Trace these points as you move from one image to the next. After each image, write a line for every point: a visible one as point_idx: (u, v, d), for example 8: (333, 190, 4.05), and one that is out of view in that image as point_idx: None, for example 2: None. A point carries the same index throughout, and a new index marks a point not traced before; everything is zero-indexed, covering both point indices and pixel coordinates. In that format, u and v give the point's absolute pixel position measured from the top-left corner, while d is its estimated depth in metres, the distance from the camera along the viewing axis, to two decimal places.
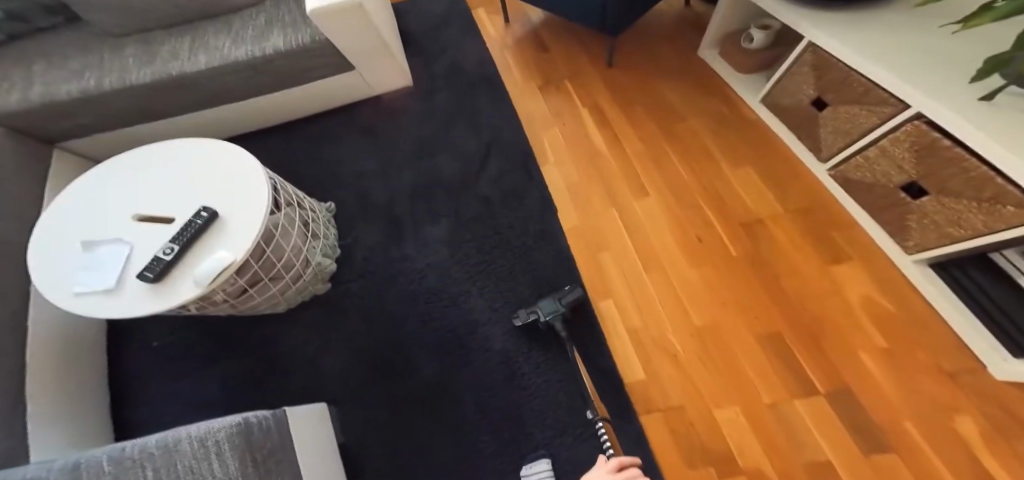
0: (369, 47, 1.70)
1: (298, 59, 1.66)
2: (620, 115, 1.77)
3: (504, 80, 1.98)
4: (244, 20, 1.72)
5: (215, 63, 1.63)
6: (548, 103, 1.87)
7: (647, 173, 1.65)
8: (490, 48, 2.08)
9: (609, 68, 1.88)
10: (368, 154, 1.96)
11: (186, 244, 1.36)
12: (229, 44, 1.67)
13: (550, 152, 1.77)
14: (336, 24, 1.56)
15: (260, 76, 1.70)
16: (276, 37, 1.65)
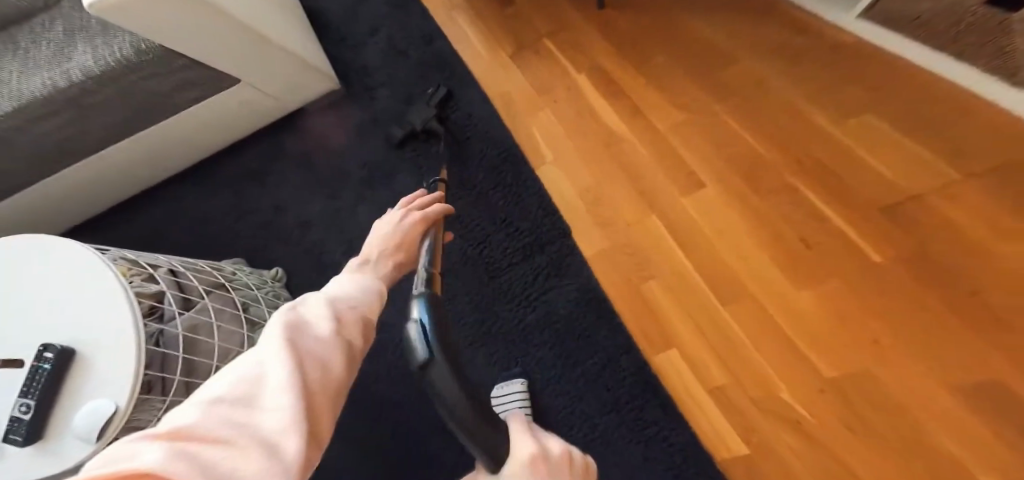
0: (230, 44, 1.13)
1: (128, 83, 1.11)
2: (632, 73, 1.25)
3: (461, 56, 1.45)
4: (35, 34, 1.18)
5: (3, 107, 1.07)
6: (528, 74, 1.34)
7: (700, 153, 1.14)
8: (436, 19, 1.55)
9: (604, 13, 1.35)
10: (309, 191, 1.45)
11: (47, 386, 0.80)
12: (18, 73, 1.11)
13: (547, 146, 1.26)
14: (149, 24, 0.98)
15: (89, 116, 1.13)
16: (82, 54, 1.09)
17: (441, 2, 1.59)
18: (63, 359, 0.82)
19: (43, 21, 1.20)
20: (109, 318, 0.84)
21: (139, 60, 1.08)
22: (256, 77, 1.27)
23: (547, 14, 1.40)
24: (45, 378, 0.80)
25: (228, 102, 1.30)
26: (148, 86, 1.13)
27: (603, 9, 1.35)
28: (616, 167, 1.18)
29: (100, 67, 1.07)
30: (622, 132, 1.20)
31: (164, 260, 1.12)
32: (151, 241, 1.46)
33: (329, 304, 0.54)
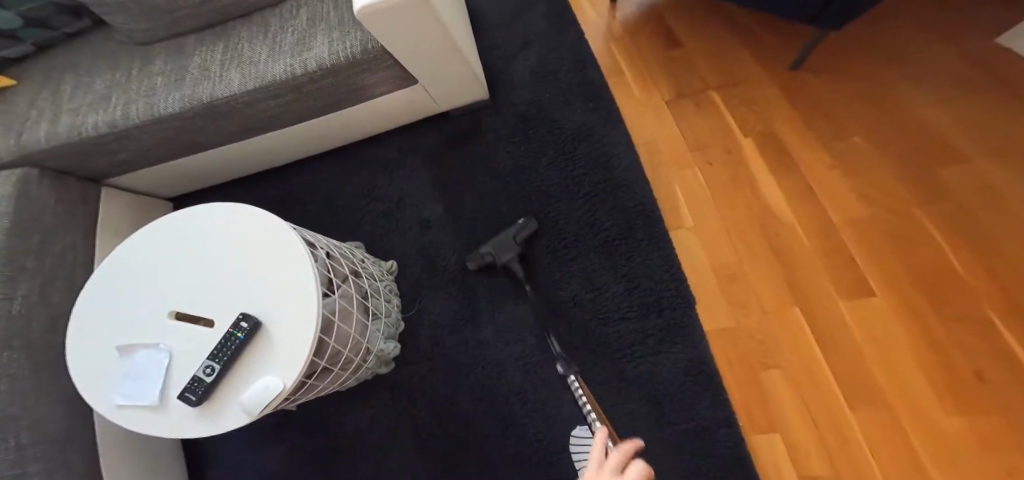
0: (439, 54, 1.21)
1: (345, 76, 1.22)
2: (819, 150, 1.12)
3: (611, 90, 1.39)
4: (284, 20, 1.31)
5: (249, 84, 1.22)
6: (682, 124, 1.25)
7: (877, 254, 1.02)
8: (592, 47, 1.51)
9: (796, 74, 1.21)
10: (435, 191, 1.47)
11: (230, 359, 0.96)
12: (266, 55, 1.25)
13: (685, 203, 1.18)
14: (390, 26, 1.07)
15: (305, 98, 1.27)
16: (319, 46, 1.21)
17: (600, 31, 1.54)
18: (252, 332, 0.97)
19: (293, 8, 1.32)
20: (290, 318, 0.97)
21: (363, 58, 1.18)
22: (444, 83, 1.34)
23: (721, 64, 1.29)
24: (236, 346, 0.96)
25: (412, 99, 1.38)
26: (358, 79, 1.24)
27: (797, 70, 1.21)
28: (763, 243, 1.09)
29: (332, 60, 1.18)
30: (781, 212, 1.10)
31: (321, 240, 1.21)
32: (289, 206, 1.58)
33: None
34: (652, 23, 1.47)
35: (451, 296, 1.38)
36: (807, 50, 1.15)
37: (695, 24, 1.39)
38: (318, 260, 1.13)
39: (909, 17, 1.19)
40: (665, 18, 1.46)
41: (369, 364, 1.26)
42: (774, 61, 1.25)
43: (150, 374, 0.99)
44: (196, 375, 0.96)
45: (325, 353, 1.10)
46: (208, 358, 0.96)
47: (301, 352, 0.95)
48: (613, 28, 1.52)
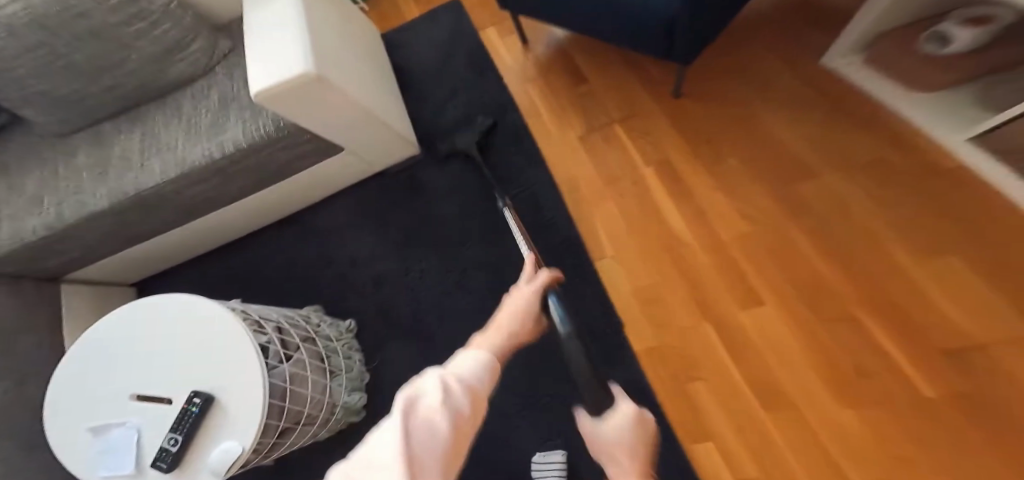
0: (349, 125, 1.28)
1: (265, 153, 1.26)
2: (704, 173, 1.23)
3: (531, 131, 1.47)
4: (196, 101, 1.37)
5: (171, 171, 1.25)
6: (595, 160, 1.34)
7: (761, 265, 1.13)
8: (513, 92, 1.59)
9: (678, 101, 1.32)
10: (382, 244, 1.54)
11: (190, 430, 1.00)
12: (184, 140, 1.29)
13: (605, 233, 1.27)
14: (295, 105, 1.14)
15: (231, 180, 1.31)
16: (234, 127, 1.26)
17: (517, 73, 1.62)
18: (207, 403, 1.01)
19: (204, 89, 1.39)
20: (240, 387, 1.02)
21: (277, 134, 1.22)
22: (364, 147, 1.39)
23: (615, 98, 1.39)
24: (193, 419, 0.99)
25: (337, 165, 1.43)
26: (278, 154, 1.28)
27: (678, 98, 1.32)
28: (674, 267, 1.19)
29: (248, 139, 1.23)
30: (686, 237, 1.20)
31: (271, 314, 1.27)
32: (248, 277, 1.63)
33: (451, 374, 0.55)
34: (561, 61, 1.56)
35: (410, 344, 1.43)
36: (681, 81, 1.27)
37: (597, 59, 1.49)
38: (264, 335, 1.18)
39: (761, 42, 1.31)
40: (571, 55, 1.55)
41: (336, 417, 1.31)
42: (662, 90, 1.35)
43: (117, 454, 1.02)
44: (163, 445, 1.00)
45: (285, 419, 1.15)
46: (170, 431, 1.00)
47: (253, 418, 0.99)
48: (529, 69, 1.61)
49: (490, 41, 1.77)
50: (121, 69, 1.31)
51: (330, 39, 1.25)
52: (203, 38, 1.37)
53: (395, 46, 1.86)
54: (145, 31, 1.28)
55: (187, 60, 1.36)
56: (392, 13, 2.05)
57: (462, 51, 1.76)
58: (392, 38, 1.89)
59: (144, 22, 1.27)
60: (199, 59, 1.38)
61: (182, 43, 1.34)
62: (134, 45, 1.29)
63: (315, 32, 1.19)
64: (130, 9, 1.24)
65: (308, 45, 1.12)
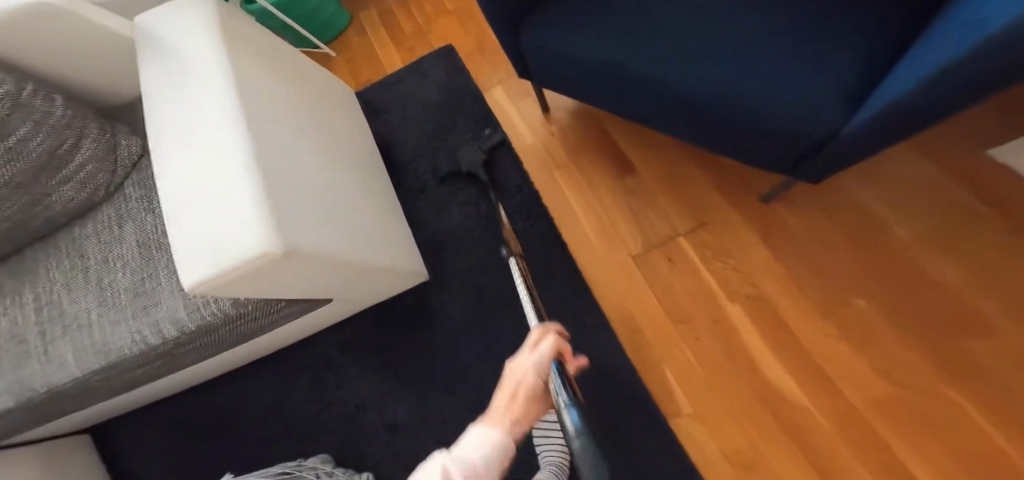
0: (342, 283, 0.89)
1: (224, 329, 0.91)
2: (818, 311, 0.97)
3: (566, 239, 1.18)
4: (105, 245, 0.95)
5: (90, 364, 0.90)
6: (657, 285, 1.07)
7: (914, 441, 0.86)
8: (535, 175, 1.29)
9: (767, 209, 1.06)
10: (394, 382, 1.27)
11: None
12: (97, 312, 0.92)
13: (678, 378, 1.01)
14: (261, 286, 0.72)
15: (182, 356, 0.96)
16: (170, 296, 0.89)
17: (538, 155, 1.31)
18: None
19: (111, 225, 0.96)
20: None
21: (237, 311, 0.87)
22: (360, 292, 1.01)
23: (687, 202, 1.11)
24: None
25: (320, 312, 1.07)
26: (241, 328, 0.93)
27: (769, 205, 1.06)
28: (778, 431, 0.92)
29: (194, 320, 0.87)
30: (791, 393, 0.93)
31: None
32: (231, 420, 1.37)
33: (457, 456, 0.53)
34: (597, 141, 1.26)
35: None
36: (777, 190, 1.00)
37: (643, 138, 1.21)
38: None
39: None
40: (608, 129, 1.26)
41: None
42: (743, 192, 1.09)
43: None
44: None
45: None
46: None
47: None
48: (553, 150, 1.30)
49: (497, 106, 1.43)
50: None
51: (293, 155, 0.83)
52: (92, 138, 0.93)
53: (377, 111, 1.52)
54: None
55: (74, 179, 0.93)
56: (370, 62, 1.70)
57: (462, 119, 1.42)
58: (375, 99, 1.56)
59: None
60: (95, 177, 0.94)
61: (57, 153, 0.91)
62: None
63: (271, 154, 0.76)
64: None
65: (266, 192, 0.69)
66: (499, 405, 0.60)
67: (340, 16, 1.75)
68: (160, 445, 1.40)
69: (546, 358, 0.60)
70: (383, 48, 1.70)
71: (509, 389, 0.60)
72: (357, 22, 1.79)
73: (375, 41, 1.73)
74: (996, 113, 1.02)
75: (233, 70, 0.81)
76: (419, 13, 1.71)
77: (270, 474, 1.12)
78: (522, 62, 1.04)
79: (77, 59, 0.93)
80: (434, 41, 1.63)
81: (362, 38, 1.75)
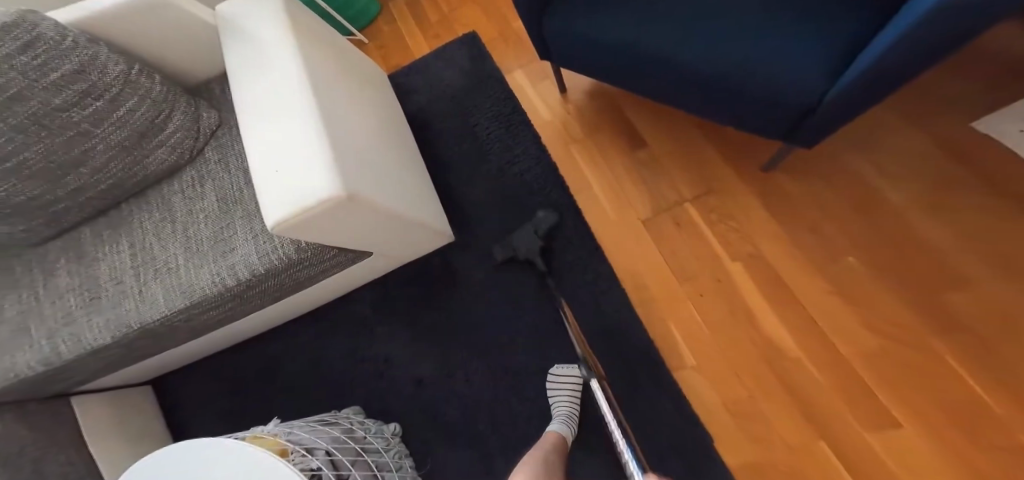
0: (388, 235, 1.04)
1: (287, 275, 1.07)
2: (820, 270, 1.07)
3: (581, 208, 1.31)
4: (187, 202, 1.12)
5: (176, 302, 1.07)
6: (664, 251, 1.19)
7: (900, 388, 0.97)
8: (552, 151, 1.41)
9: (768, 177, 1.17)
10: (422, 337, 1.43)
11: None
12: (184, 258, 1.09)
13: (676, 329, 1.14)
14: (327, 229, 0.88)
15: (249, 300, 1.13)
16: (243, 243, 1.05)
17: (556, 132, 1.43)
18: None
19: (194, 184, 1.13)
20: None
21: (299, 257, 1.02)
22: (397, 248, 1.16)
23: (696, 173, 1.22)
24: None
25: (364, 266, 1.22)
26: (302, 275, 1.10)
27: (770, 173, 1.16)
28: (770, 376, 1.04)
29: (265, 264, 1.03)
30: (787, 346, 1.05)
31: (319, 440, 1.11)
32: (280, 370, 1.54)
33: None
34: (612, 120, 1.37)
35: (463, 446, 1.31)
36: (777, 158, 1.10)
37: (655, 115, 1.32)
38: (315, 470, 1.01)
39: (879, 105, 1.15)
40: (623, 108, 1.37)
41: None
42: (747, 161, 1.19)
43: None
44: None
45: None
46: None
47: None
48: (570, 128, 1.42)
49: (518, 88, 1.56)
50: (86, 166, 1.07)
51: (348, 123, 0.98)
52: (181, 111, 1.11)
53: (407, 94, 1.66)
54: (106, 112, 1.04)
55: (167, 144, 1.10)
56: (399, 49, 1.84)
57: (485, 100, 1.55)
58: (405, 83, 1.69)
59: (102, 102, 1.03)
60: (181, 144, 1.12)
61: (154, 123, 1.09)
62: (94, 132, 1.05)
63: (333, 120, 0.92)
64: (80, 85, 1.00)
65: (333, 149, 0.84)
66: None
67: (370, 6, 1.90)
68: (221, 392, 1.57)
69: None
70: (410, 36, 1.85)
71: None
72: (385, 12, 1.94)
73: (404, 29, 1.87)
74: (990, 86, 1.10)
75: (297, 50, 0.98)
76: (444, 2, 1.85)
77: (314, 420, 1.28)
78: (543, 44, 1.16)
79: (173, 45, 1.11)
80: (459, 29, 1.76)
81: (392, 26, 1.90)
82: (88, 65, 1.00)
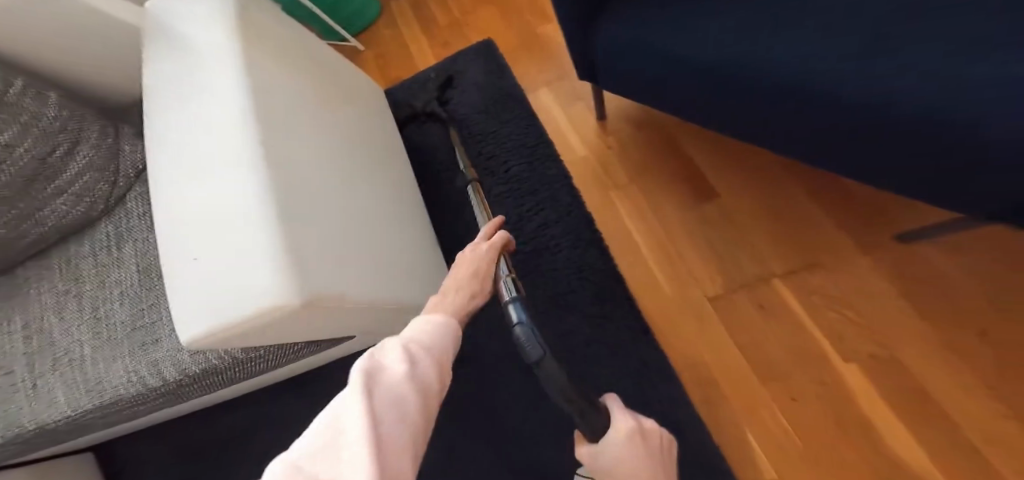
0: (373, 326, 0.73)
1: (231, 374, 0.76)
2: (984, 383, 0.75)
3: (624, 273, 1.02)
4: (103, 268, 0.82)
5: (76, 407, 0.76)
6: (743, 338, 0.89)
7: None
8: (587, 194, 1.12)
9: (899, 249, 0.87)
10: None
11: None
12: (90, 347, 0.78)
13: (760, 444, 0.82)
14: (274, 335, 0.57)
15: (182, 399, 0.82)
16: (172, 333, 0.75)
17: (592, 170, 1.14)
18: None
19: (111, 245, 0.83)
20: None
21: (246, 357, 0.73)
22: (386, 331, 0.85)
23: (788, 238, 0.93)
24: None
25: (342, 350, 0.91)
26: (254, 369, 0.79)
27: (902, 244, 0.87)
28: None
29: (198, 363, 0.72)
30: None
31: None
32: (235, 454, 1.22)
33: (411, 341, 0.44)
34: (673, 160, 1.08)
35: None
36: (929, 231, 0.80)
37: (736, 159, 1.03)
38: None
39: None
40: (689, 147, 1.08)
41: None
42: (866, 226, 0.90)
43: None
44: None
45: None
46: None
47: None
48: (611, 167, 1.13)
49: (544, 112, 1.27)
50: None
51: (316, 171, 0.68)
52: (90, 143, 0.81)
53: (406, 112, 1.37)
54: None
55: (69, 191, 0.81)
56: (400, 57, 1.56)
57: (502, 124, 1.26)
58: (405, 99, 1.40)
59: None
60: (92, 187, 0.82)
61: (49, 162, 0.79)
62: None
63: (290, 172, 0.62)
64: None
65: (276, 224, 0.55)
66: (444, 294, 0.53)
67: (368, 7, 1.62)
68: (161, 475, 1.25)
69: (499, 245, 0.60)
70: (414, 42, 1.56)
71: (463, 270, 0.56)
72: (386, 14, 1.65)
73: (406, 34, 1.59)
74: None
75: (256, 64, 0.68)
76: (455, 4, 1.57)
77: None
78: (585, 60, 0.90)
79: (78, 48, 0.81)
80: (472, 35, 1.48)
81: (392, 30, 1.62)
82: None
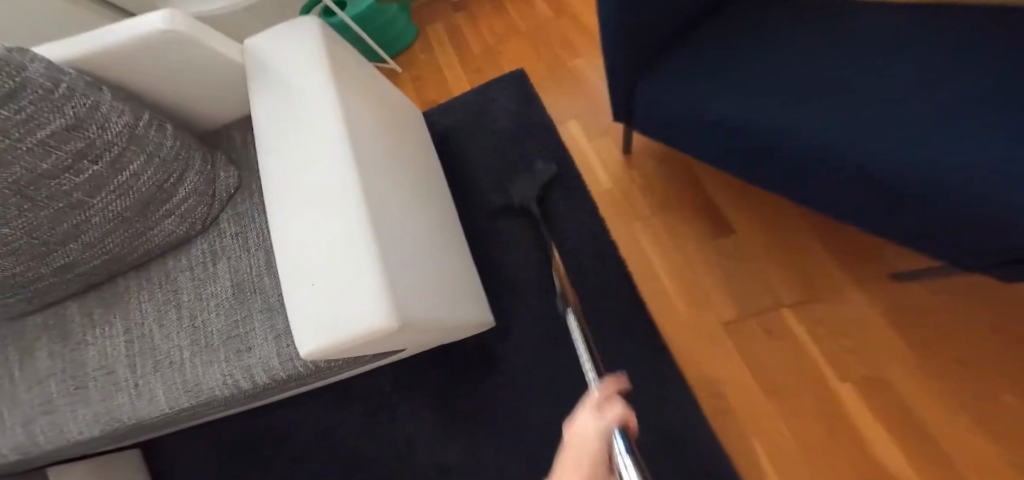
0: (435, 339, 0.86)
1: (310, 378, 0.89)
2: (956, 407, 0.87)
3: (646, 294, 1.14)
4: (198, 282, 0.94)
5: (175, 403, 0.88)
6: (752, 356, 1.01)
7: None
8: (613, 222, 1.25)
9: (892, 285, 0.99)
10: (449, 420, 1.22)
11: None
12: (188, 352, 0.91)
13: (764, 448, 0.94)
14: (370, 347, 0.70)
15: (261, 398, 0.94)
16: (262, 342, 0.87)
17: (617, 200, 1.27)
18: None
19: (206, 261, 0.95)
20: None
21: (328, 365, 0.85)
22: (439, 342, 0.98)
23: (794, 272, 1.06)
24: None
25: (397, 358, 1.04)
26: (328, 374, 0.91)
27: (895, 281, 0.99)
28: None
29: (287, 369, 0.85)
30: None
31: None
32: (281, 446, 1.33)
33: None
34: (693, 196, 1.21)
35: None
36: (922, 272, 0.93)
37: (751, 199, 1.16)
38: None
39: None
40: (710, 186, 1.21)
41: None
42: (865, 264, 1.02)
43: None
44: None
45: None
46: None
47: None
48: (633, 198, 1.26)
49: (572, 142, 1.40)
50: (78, 240, 0.90)
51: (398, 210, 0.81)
52: (195, 172, 0.94)
53: (445, 137, 1.50)
54: (104, 178, 0.86)
55: (176, 213, 0.94)
56: (435, 81, 1.69)
57: (534, 152, 1.39)
58: (443, 124, 1.53)
59: (101, 164, 0.85)
60: (191, 211, 0.95)
61: (165, 187, 0.92)
62: (89, 202, 0.87)
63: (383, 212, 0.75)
64: (75, 144, 0.83)
65: (378, 258, 0.68)
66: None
67: (408, 31, 1.76)
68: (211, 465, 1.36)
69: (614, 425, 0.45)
70: (448, 67, 1.69)
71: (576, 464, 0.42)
72: (422, 39, 1.79)
73: (441, 60, 1.72)
74: None
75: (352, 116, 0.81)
76: (488, 34, 1.70)
77: None
78: (626, 108, 1.01)
79: (188, 87, 0.95)
80: (503, 65, 1.61)
81: (428, 55, 1.75)
82: (86, 119, 0.82)
